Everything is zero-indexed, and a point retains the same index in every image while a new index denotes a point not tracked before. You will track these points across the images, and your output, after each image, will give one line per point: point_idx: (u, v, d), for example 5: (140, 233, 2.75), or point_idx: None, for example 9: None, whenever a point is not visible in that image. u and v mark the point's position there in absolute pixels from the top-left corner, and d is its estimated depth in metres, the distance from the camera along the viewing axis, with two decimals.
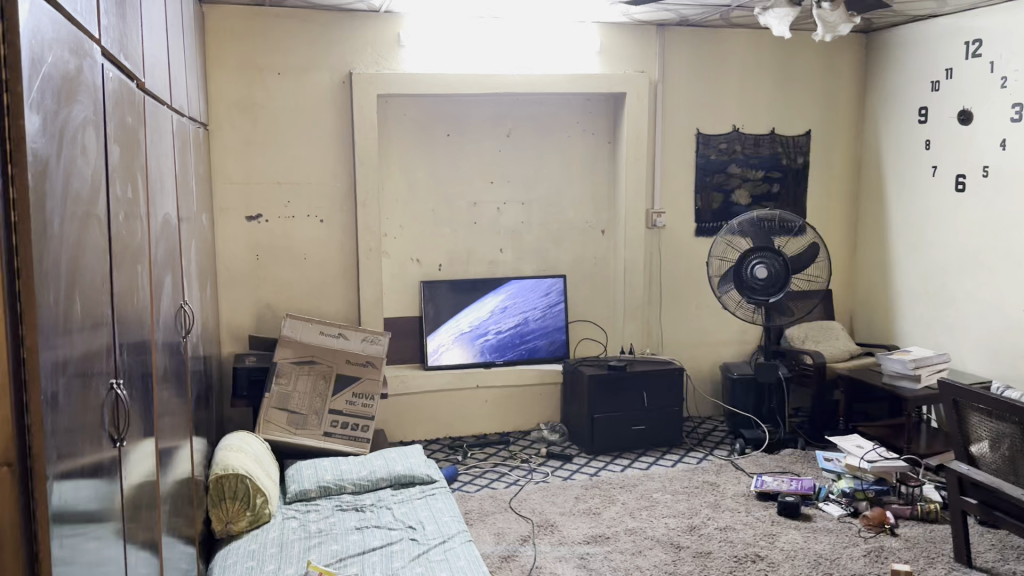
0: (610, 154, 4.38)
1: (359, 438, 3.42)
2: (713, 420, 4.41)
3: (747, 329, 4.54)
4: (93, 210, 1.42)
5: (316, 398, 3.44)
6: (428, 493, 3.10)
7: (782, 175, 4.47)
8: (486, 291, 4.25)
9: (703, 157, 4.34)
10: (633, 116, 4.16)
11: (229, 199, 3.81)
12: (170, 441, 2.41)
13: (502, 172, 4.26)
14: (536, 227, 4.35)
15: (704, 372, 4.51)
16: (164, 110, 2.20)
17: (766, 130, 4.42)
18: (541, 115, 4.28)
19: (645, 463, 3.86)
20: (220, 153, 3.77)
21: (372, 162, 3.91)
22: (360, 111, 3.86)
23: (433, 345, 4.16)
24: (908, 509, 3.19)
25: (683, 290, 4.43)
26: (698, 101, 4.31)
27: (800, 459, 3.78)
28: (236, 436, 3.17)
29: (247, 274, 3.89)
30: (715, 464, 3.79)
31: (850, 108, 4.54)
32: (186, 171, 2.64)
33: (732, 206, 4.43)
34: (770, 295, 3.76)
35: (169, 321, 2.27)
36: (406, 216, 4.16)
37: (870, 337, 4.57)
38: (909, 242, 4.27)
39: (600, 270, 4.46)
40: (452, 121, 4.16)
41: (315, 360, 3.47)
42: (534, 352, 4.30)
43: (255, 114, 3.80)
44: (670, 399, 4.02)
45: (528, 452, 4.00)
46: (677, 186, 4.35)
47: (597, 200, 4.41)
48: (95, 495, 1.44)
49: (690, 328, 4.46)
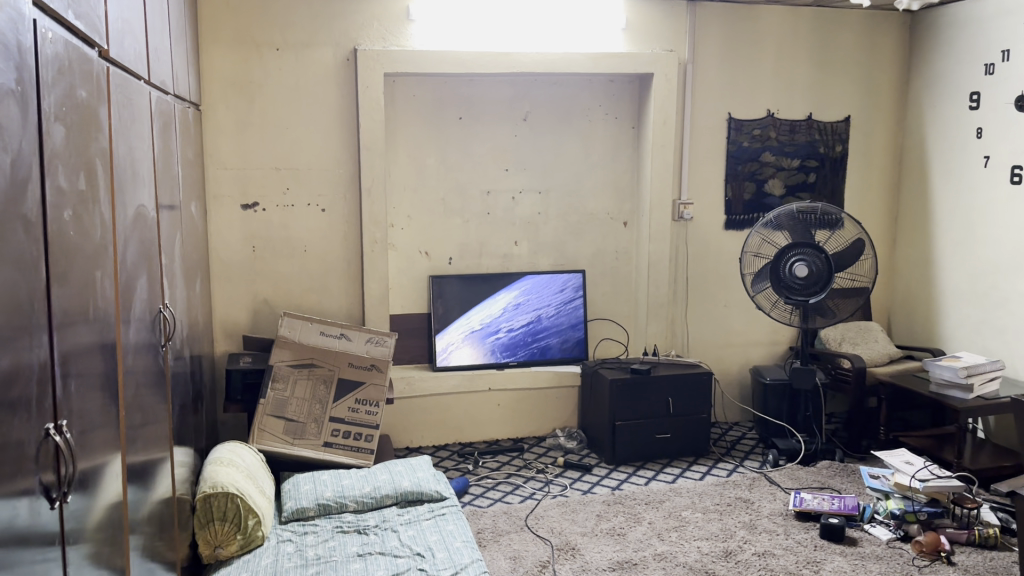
0: (634, 140, 4.08)
1: (362, 450, 3.13)
2: (741, 426, 4.13)
3: (779, 329, 4.24)
4: (14, 208, 1.13)
5: (315, 404, 3.14)
6: (437, 513, 2.82)
7: (819, 164, 4.15)
8: (499, 287, 3.95)
9: (735, 144, 4.03)
10: (660, 100, 3.85)
11: (223, 186, 3.52)
12: (147, 457, 2.12)
13: (518, 159, 3.96)
14: (554, 219, 4.05)
15: (731, 375, 4.22)
16: (139, 86, 1.91)
17: (802, 116, 4.11)
18: (560, 97, 3.97)
19: (670, 475, 3.57)
20: (214, 135, 3.47)
21: (379, 147, 3.61)
22: (366, 90, 3.56)
23: (442, 344, 3.87)
24: (965, 534, 2.89)
25: (711, 288, 4.14)
26: (730, 83, 3.99)
27: (839, 474, 3.49)
28: (226, 447, 2.88)
29: (243, 267, 3.60)
30: (747, 478, 3.50)
31: (891, 92, 4.22)
32: (170, 157, 2.35)
33: (765, 197, 4.12)
34: (810, 295, 3.47)
35: (146, 327, 1.98)
36: (414, 205, 3.86)
37: (910, 339, 4.27)
38: (955, 238, 3.95)
39: (622, 265, 4.16)
40: (464, 103, 3.85)
41: (315, 363, 3.17)
42: (547, 352, 4.01)
43: (252, 92, 3.50)
44: (698, 406, 3.73)
45: (544, 461, 3.72)
46: (706, 176, 4.04)
47: (620, 190, 4.10)
48: (26, 564, 1.15)
49: (717, 328, 4.17)
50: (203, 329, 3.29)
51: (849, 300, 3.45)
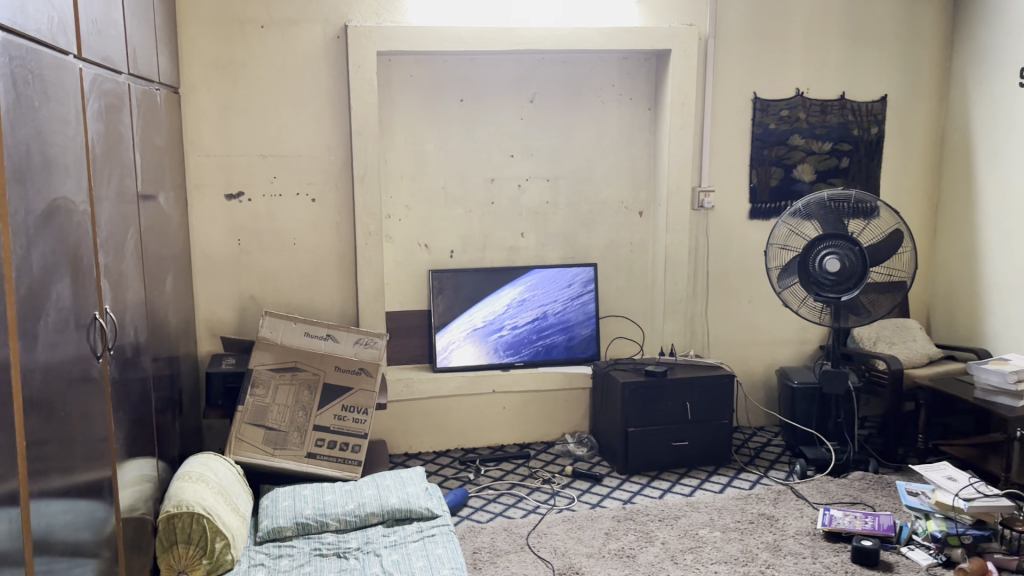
0: (650, 123, 3.77)
1: (348, 461, 2.87)
2: (766, 432, 3.83)
3: (808, 327, 3.93)
4: None
5: (299, 412, 2.89)
6: (426, 533, 2.56)
7: (853, 148, 3.82)
8: (504, 282, 3.68)
9: (760, 126, 3.72)
10: (679, 78, 3.54)
11: (205, 174, 3.28)
12: (92, 481, 1.88)
13: (523, 144, 3.67)
14: (563, 209, 3.76)
15: (756, 377, 3.92)
16: (61, 61, 1.67)
17: (835, 96, 3.78)
18: (570, 76, 3.66)
19: (688, 487, 3.28)
20: (193, 120, 3.23)
21: (373, 131, 3.34)
22: (358, 70, 3.28)
23: (442, 342, 3.61)
24: (1015, 560, 2.57)
25: (734, 282, 3.83)
26: (756, 60, 3.67)
27: (873, 488, 3.19)
28: (198, 460, 2.63)
29: (228, 262, 3.37)
30: (772, 491, 3.21)
31: (933, 69, 3.87)
32: (119, 142, 2.12)
33: (794, 183, 3.80)
34: (842, 292, 3.15)
35: (76, 338, 1.74)
36: (412, 194, 3.59)
37: (951, 337, 3.93)
38: (1003, 228, 3.60)
39: (638, 258, 3.86)
40: (466, 84, 3.57)
41: (299, 367, 2.93)
42: (554, 351, 3.73)
43: (234, 73, 3.25)
44: (719, 411, 3.43)
45: (551, 470, 3.45)
46: (729, 162, 3.73)
47: (635, 178, 3.80)
48: None
49: (741, 326, 3.87)
50: (182, 330, 3.06)
51: (886, 297, 3.13)
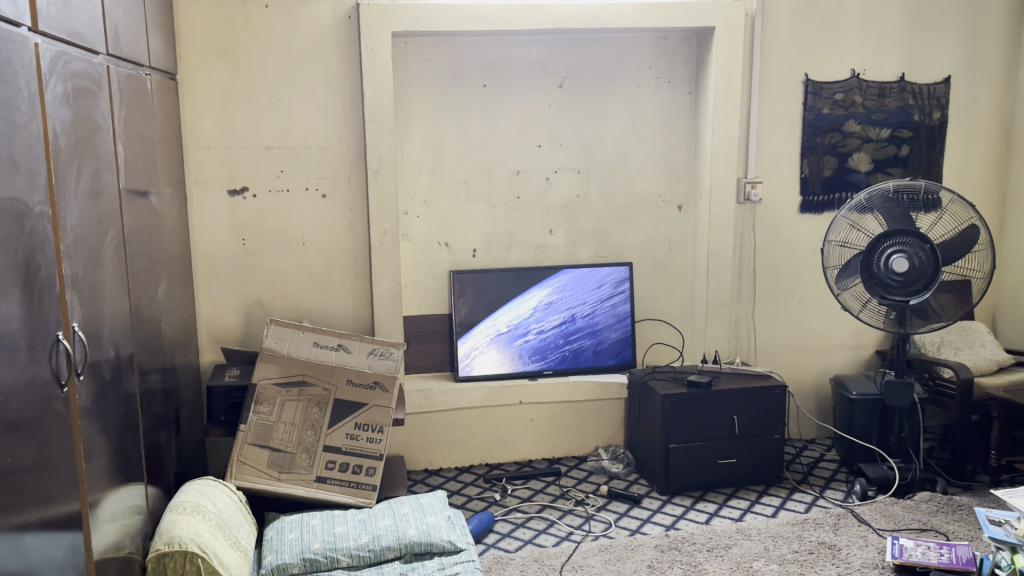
0: (690, 109, 3.45)
1: (362, 486, 2.59)
2: (817, 445, 3.52)
3: (864, 330, 3.61)
4: None
5: (307, 431, 2.61)
6: (449, 571, 2.27)
7: (913, 134, 3.48)
8: (530, 283, 3.38)
9: (812, 111, 3.39)
10: (723, 59, 3.22)
11: (207, 168, 3.01)
12: (59, 530, 1.62)
13: (552, 133, 3.37)
14: (595, 203, 3.45)
15: (806, 386, 3.61)
16: (8, 34, 1.41)
17: (894, 77, 3.44)
18: (603, 58, 3.35)
19: (737, 510, 2.97)
20: (193, 109, 2.96)
21: (388, 120, 3.05)
22: (371, 53, 2.99)
23: (464, 349, 3.33)
24: None
25: (782, 283, 3.52)
26: (808, 38, 3.34)
27: (943, 512, 2.87)
28: (194, 489, 2.35)
29: (232, 263, 3.10)
30: (831, 515, 2.89)
31: (1001, 46, 3.52)
32: (95, 132, 1.86)
33: (849, 173, 3.46)
34: (910, 295, 2.83)
35: (29, 364, 1.48)
36: (432, 189, 3.30)
37: (1020, 340, 3.59)
38: None
39: (677, 256, 3.55)
40: (489, 68, 3.27)
41: (307, 382, 2.64)
42: (583, 357, 3.43)
43: (237, 57, 2.97)
44: (769, 424, 3.12)
45: (584, 489, 3.16)
46: (778, 150, 3.41)
47: (674, 168, 3.48)
48: None
49: (789, 330, 3.55)
50: (180, 338, 2.80)
51: (950, 295, 2.81)
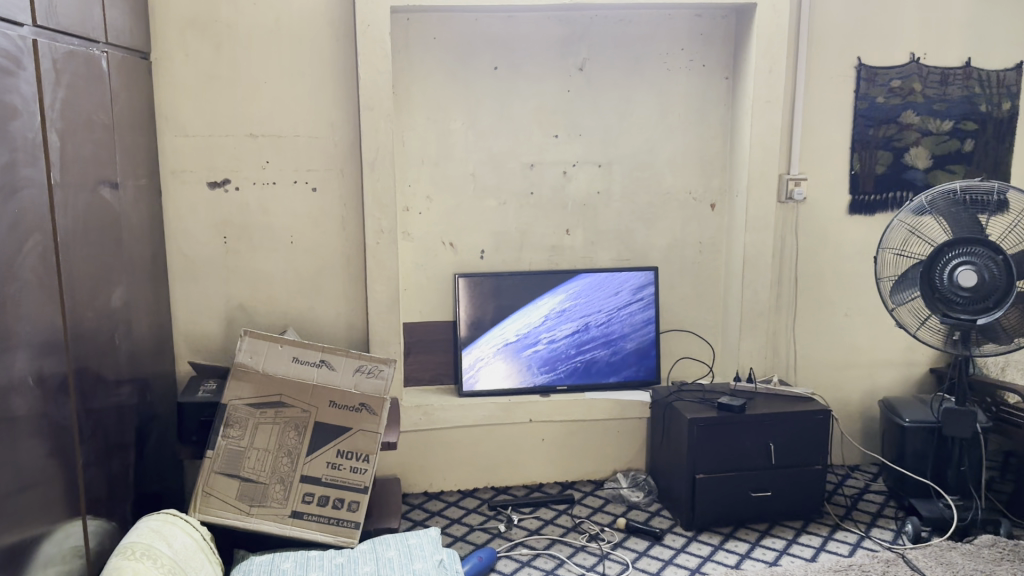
0: (727, 95, 3.08)
1: (342, 523, 2.29)
2: (862, 475, 3.16)
3: (918, 346, 3.23)
4: None
5: (283, 459, 2.31)
6: None
7: (979, 127, 3.08)
8: (543, 288, 3.05)
9: (865, 99, 3.01)
10: (765, 39, 2.85)
11: (184, 157, 2.71)
12: None
13: (572, 122, 3.02)
14: (618, 200, 3.10)
15: (851, 407, 3.24)
16: None
17: (959, 63, 3.04)
18: (629, 38, 2.99)
19: (771, 552, 2.63)
20: (170, 92, 2.66)
21: (386, 106, 2.72)
22: (366, 29, 2.65)
23: (468, 361, 3.02)
24: None
25: (826, 292, 3.15)
26: (861, 18, 2.96)
27: (1010, 562, 2.50)
28: (149, 527, 2.05)
29: (213, 264, 2.80)
30: (879, 561, 2.53)
31: None
32: (9, 118, 1.59)
33: (905, 170, 3.08)
34: (977, 314, 2.45)
35: None
36: (436, 184, 2.98)
37: None
38: None
39: (709, 260, 3.20)
40: (502, 48, 2.93)
41: (284, 403, 2.33)
42: (598, 371, 3.10)
43: (219, 34, 2.66)
44: (808, 453, 2.76)
45: (599, 521, 2.83)
46: (825, 143, 3.04)
47: (708, 163, 3.12)
48: None
49: (832, 344, 3.19)
50: (150, 348, 2.51)
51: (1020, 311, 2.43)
